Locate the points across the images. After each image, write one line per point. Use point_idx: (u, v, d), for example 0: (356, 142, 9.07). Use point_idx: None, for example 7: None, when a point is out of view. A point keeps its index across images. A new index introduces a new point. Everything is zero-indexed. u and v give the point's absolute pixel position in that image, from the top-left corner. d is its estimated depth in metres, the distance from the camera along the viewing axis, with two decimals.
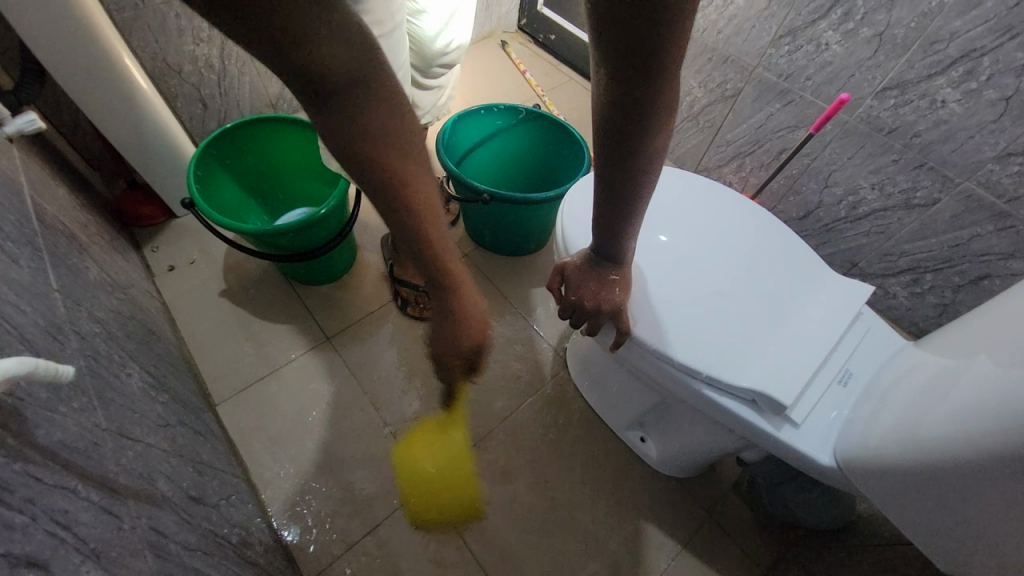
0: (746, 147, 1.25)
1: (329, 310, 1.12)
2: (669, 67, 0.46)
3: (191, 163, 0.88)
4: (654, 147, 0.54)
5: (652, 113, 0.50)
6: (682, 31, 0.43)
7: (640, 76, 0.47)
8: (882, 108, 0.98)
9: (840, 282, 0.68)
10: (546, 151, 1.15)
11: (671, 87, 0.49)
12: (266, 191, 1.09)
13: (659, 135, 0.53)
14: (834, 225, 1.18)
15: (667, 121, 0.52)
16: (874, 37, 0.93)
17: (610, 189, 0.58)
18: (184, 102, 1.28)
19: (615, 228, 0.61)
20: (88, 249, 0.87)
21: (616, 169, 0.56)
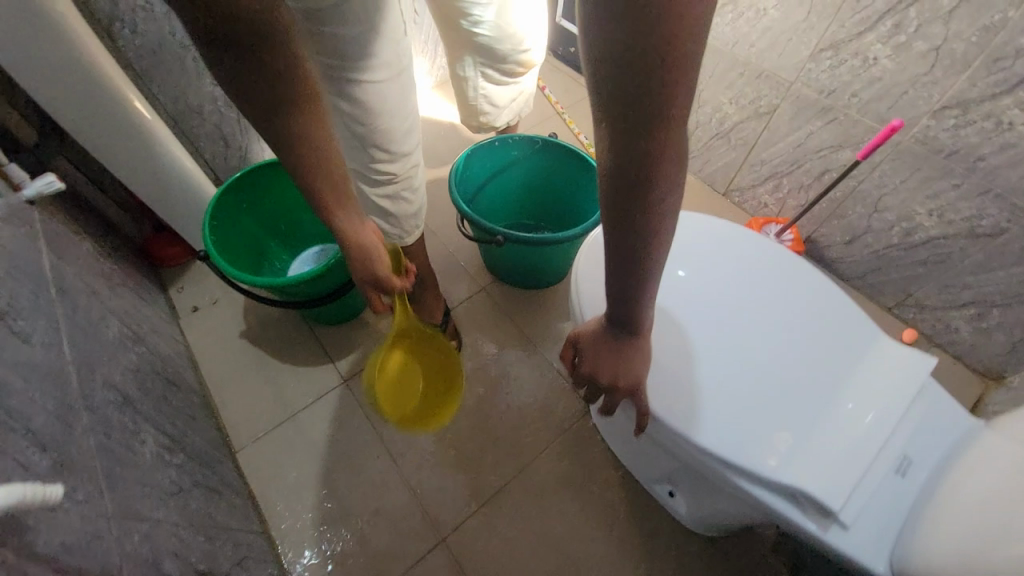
0: (784, 167, 1.16)
1: (346, 351, 1.11)
2: (680, 105, 0.39)
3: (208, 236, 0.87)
4: (666, 203, 0.45)
5: (661, 164, 0.42)
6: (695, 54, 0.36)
7: (646, 118, 0.39)
8: (941, 128, 0.87)
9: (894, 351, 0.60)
10: (566, 181, 1.09)
11: (682, 135, 0.41)
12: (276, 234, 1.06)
13: (672, 189, 0.44)
14: (885, 251, 1.07)
15: (680, 174, 0.44)
16: (930, 51, 0.83)
17: (618, 253, 0.50)
18: (206, 141, 1.29)
19: (626, 291, 0.53)
20: (112, 304, 0.89)
21: (622, 229, 0.48)
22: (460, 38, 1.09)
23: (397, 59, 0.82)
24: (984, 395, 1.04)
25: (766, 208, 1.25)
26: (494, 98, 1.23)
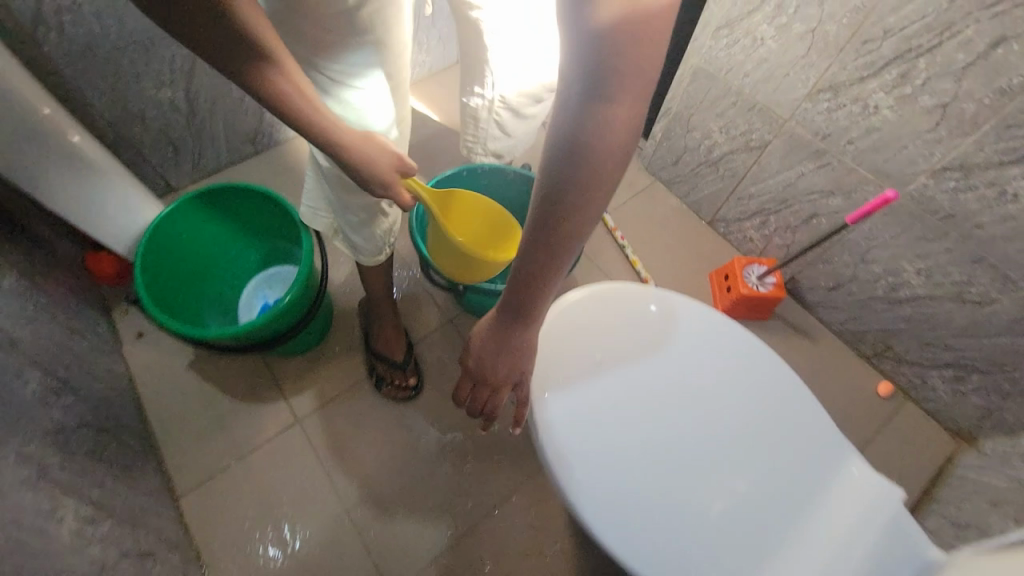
0: (772, 205, 1.09)
1: (300, 386, 1.05)
2: (633, 83, 0.38)
3: (145, 305, 0.79)
4: (598, 191, 0.43)
5: (603, 147, 0.41)
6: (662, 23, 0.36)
7: (603, 82, 0.38)
8: (939, 189, 0.81)
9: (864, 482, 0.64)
10: (535, 217, 1.03)
11: (628, 118, 0.40)
12: (211, 272, 0.98)
13: (607, 175, 0.42)
14: (868, 302, 1.02)
15: (617, 169, 0.42)
16: (936, 108, 0.76)
17: (533, 243, 0.46)
18: (153, 147, 1.18)
19: (530, 280, 0.48)
20: (44, 346, 0.82)
21: (542, 212, 0.44)
22: (472, 53, 0.94)
23: (399, 70, 0.73)
24: (954, 455, 1.03)
25: (751, 243, 1.19)
26: (507, 126, 1.05)
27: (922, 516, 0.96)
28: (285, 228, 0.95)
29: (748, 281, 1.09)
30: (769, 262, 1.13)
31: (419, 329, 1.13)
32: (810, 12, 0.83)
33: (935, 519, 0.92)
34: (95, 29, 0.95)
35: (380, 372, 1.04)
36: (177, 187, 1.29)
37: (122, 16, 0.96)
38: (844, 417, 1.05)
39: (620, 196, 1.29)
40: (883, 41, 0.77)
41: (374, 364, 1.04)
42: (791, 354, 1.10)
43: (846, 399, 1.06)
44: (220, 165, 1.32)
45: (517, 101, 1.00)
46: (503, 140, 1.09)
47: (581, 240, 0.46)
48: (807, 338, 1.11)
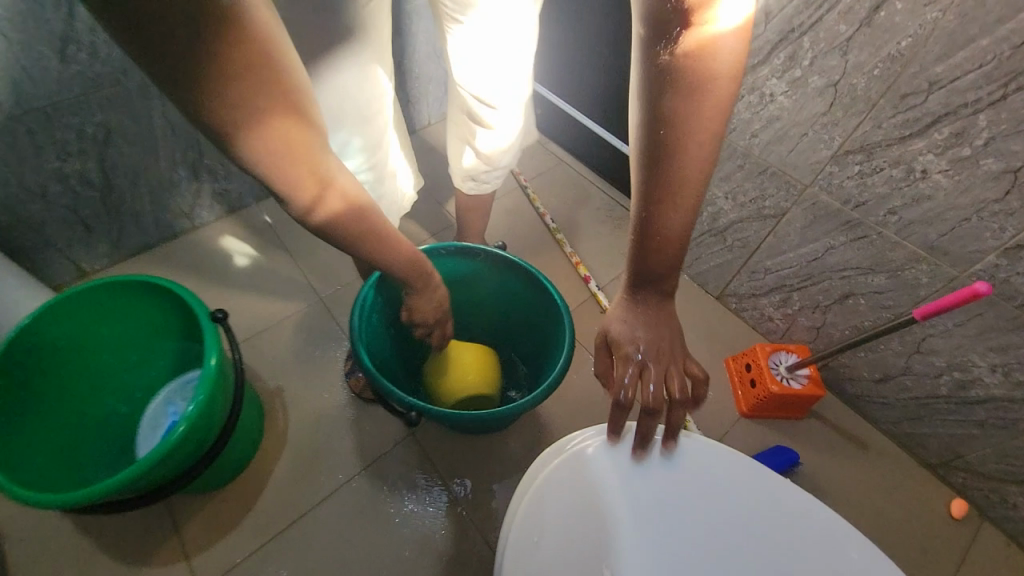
0: (794, 281, 0.91)
1: (212, 538, 0.81)
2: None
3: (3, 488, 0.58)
4: (701, 121, 0.42)
5: (709, 70, 0.40)
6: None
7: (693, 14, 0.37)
8: (1017, 271, 0.65)
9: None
10: (516, 305, 0.85)
11: (731, 34, 0.38)
12: (87, 397, 0.77)
13: (714, 103, 0.41)
14: (928, 401, 0.82)
15: (724, 94, 0.41)
16: (1005, 173, 0.61)
17: (648, 205, 0.45)
18: (61, 228, 1.00)
19: (655, 236, 0.46)
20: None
21: (662, 159, 0.43)
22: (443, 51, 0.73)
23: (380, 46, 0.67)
24: None
25: (770, 322, 1.00)
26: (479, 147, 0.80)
27: None
28: (181, 323, 0.77)
29: (775, 373, 0.89)
30: (797, 349, 0.93)
31: (372, 446, 0.91)
32: (830, 63, 0.69)
33: None
34: None
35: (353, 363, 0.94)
36: (92, 271, 1.09)
37: (18, 81, 0.81)
38: (914, 550, 0.82)
39: (612, 270, 1.11)
40: (928, 95, 0.63)
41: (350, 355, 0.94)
42: (834, 464, 0.89)
43: (912, 525, 0.84)
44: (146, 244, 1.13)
45: (488, 106, 0.75)
46: (476, 163, 0.83)
47: (695, 191, 0.45)
48: (852, 442, 0.91)
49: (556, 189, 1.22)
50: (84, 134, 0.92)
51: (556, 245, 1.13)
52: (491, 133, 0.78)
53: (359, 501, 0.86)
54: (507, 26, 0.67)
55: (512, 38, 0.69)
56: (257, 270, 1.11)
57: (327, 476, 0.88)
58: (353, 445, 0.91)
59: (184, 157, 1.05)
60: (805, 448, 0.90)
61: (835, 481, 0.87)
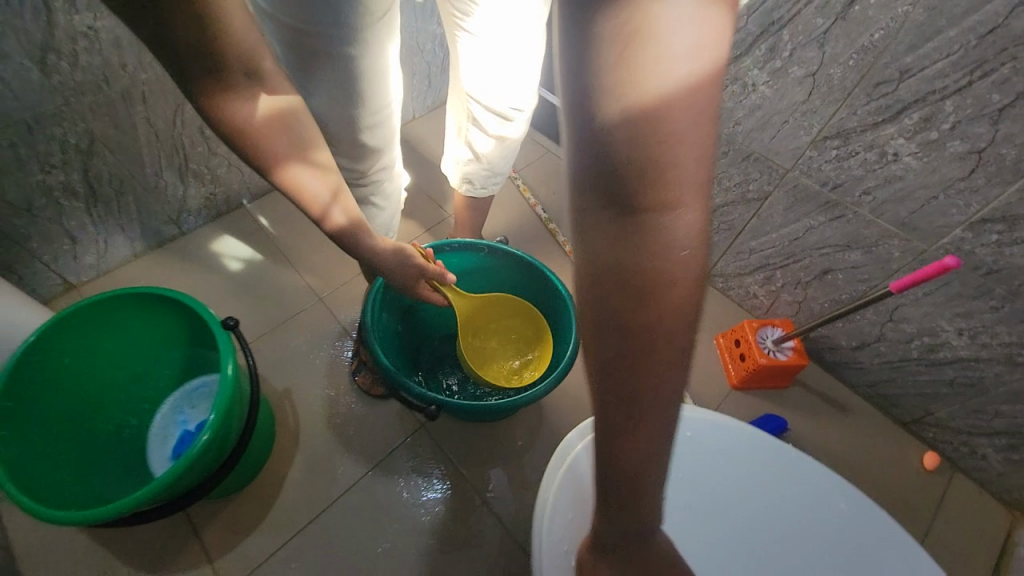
0: (777, 259, 0.97)
1: (233, 539, 0.83)
2: (681, 175, 0.30)
3: (29, 508, 0.58)
4: (669, 319, 0.32)
5: (666, 256, 0.31)
6: (698, 95, 0.29)
7: (638, 198, 0.30)
8: (979, 243, 0.71)
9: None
10: (519, 295, 0.89)
11: (688, 216, 0.31)
12: (99, 407, 0.76)
13: (680, 291, 0.32)
14: (901, 365, 0.89)
15: (681, 260, 0.32)
16: (969, 154, 0.66)
17: (617, 413, 0.35)
18: (43, 241, 0.97)
19: (630, 445, 0.35)
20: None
21: (623, 358, 0.33)
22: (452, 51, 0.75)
23: (382, 64, 0.66)
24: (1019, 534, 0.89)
25: (755, 299, 1.06)
26: (477, 149, 0.83)
27: None
28: (191, 330, 0.77)
29: (763, 347, 0.96)
30: (782, 324, 1.00)
31: (383, 441, 0.94)
32: (808, 55, 0.73)
33: None
34: None
35: (361, 360, 0.97)
36: (78, 283, 1.07)
37: None
38: (891, 502, 0.90)
39: None
40: (898, 83, 0.67)
41: (358, 351, 0.97)
42: (817, 427, 0.96)
43: (887, 476, 0.92)
44: (135, 253, 1.11)
45: (487, 114, 0.77)
46: (478, 168, 0.87)
47: (668, 399, 0.34)
48: (833, 406, 0.98)
49: (546, 179, 1.25)
50: (66, 144, 0.89)
51: (550, 235, 1.16)
52: (493, 142, 0.81)
53: (375, 494, 0.89)
54: (509, 40, 0.68)
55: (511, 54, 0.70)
56: (254, 273, 1.11)
57: (341, 473, 0.90)
58: (365, 441, 0.93)
59: (170, 163, 1.03)
60: (791, 416, 0.97)
61: (821, 445, 0.94)
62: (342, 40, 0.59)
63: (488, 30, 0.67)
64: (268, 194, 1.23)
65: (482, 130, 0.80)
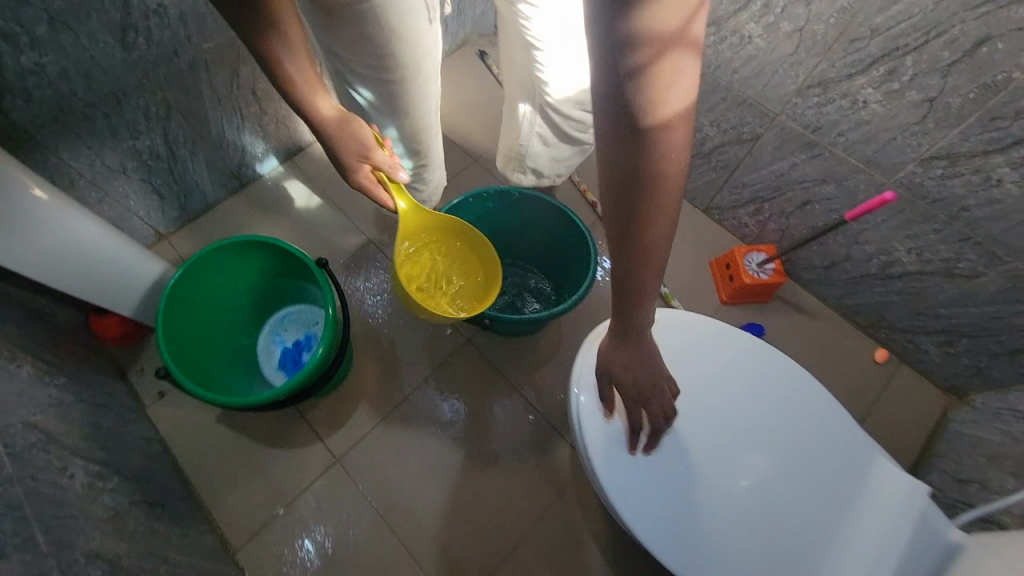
0: (766, 193, 1.12)
1: (332, 426, 1.08)
2: (674, 107, 0.42)
3: (200, 396, 0.80)
4: (663, 186, 0.46)
5: (665, 163, 0.45)
6: (687, 47, 0.39)
7: (644, 127, 0.43)
8: (927, 176, 0.86)
9: (891, 474, 0.67)
10: (544, 233, 1.06)
11: (680, 133, 0.44)
12: (225, 327, 0.97)
13: (672, 185, 0.47)
14: (862, 279, 1.08)
15: (672, 177, 0.46)
16: (923, 102, 0.79)
17: (629, 258, 0.52)
18: (137, 198, 1.14)
19: (639, 277, 0.53)
20: (81, 431, 0.82)
21: (632, 229, 0.49)
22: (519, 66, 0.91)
23: (414, 57, 0.78)
24: (948, 410, 1.11)
25: (746, 228, 1.22)
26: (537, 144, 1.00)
27: (924, 471, 1.04)
28: (285, 265, 0.96)
29: (749, 269, 1.14)
30: (766, 249, 1.18)
31: (437, 353, 1.16)
32: (796, 12, 0.84)
33: (936, 473, 1.01)
34: (65, 91, 0.91)
35: None
36: (166, 234, 1.26)
37: (92, 71, 0.91)
38: (844, 387, 1.13)
39: None
40: (869, 40, 0.79)
41: None
42: (790, 331, 1.17)
43: (844, 368, 1.15)
44: (208, 205, 1.29)
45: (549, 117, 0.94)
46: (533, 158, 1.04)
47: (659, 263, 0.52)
48: (804, 315, 1.19)
49: None
50: (149, 112, 1.03)
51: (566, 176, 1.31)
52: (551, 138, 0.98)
53: (435, 392, 1.13)
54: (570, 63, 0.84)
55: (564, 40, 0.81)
56: (312, 220, 1.30)
57: (407, 377, 1.14)
58: (422, 353, 1.16)
59: (230, 124, 1.17)
60: (769, 324, 1.18)
61: (791, 345, 1.16)
62: (376, 39, 0.72)
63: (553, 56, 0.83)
64: (311, 147, 1.38)
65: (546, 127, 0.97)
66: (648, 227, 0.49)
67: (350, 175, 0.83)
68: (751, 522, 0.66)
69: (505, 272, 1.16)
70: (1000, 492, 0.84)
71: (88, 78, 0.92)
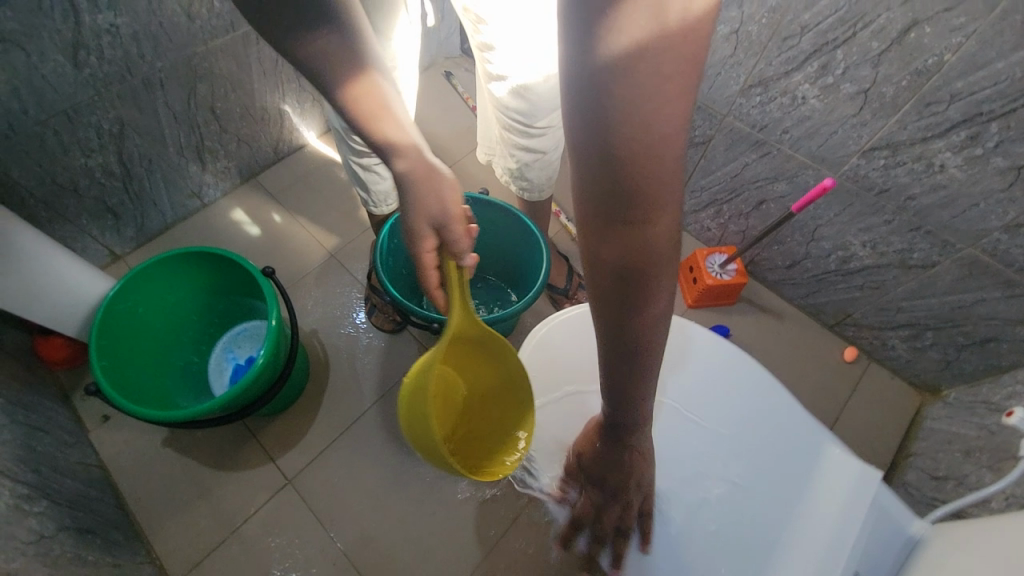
0: (723, 195, 1.12)
1: (289, 446, 1.04)
2: (662, 198, 0.36)
3: (126, 409, 0.77)
4: (657, 206, 0.36)
5: (653, 255, 0.38)
6: (676, 125, 0.33)
7: (629, 212, 0.36)
8: (871, 167, 0.86)
9: (840, 465, 0.63)
10: (503, 240, 1.05)
11: (668, 231, 0.38)
12: (175, 339, 0.95)
13: (660, 284, 0.40)
14: (824, 277, 1.07)
15: (665, 202, 0.36)
16: (858, 94, 0.81)
17: (616, 352, 0.45)
18: (90, 218, 1.13)
19: (625, 376, 0.47)
20: (12, 452, 0.77)
21: (617, 322, 0.42)
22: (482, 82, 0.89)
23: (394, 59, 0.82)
24: (921, 407, 1.08)
25: (709, 232, 1.22)
26: (509, 153, 0.95)
27: (902, 471, 1.00)
28: (238, 278, 0.93)
29: (711, 270, 1.14)
30: (727, 250, 1.17)
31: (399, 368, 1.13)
32: (731, 14, 0.86)
33: (912, 472, 0.97)
34: (16, 109, 0.91)
35: (373, 303, 1.16)
36: (122, 254, 1.24)
37: (43, 89, 0.91)
38: (813, 387, 1.11)
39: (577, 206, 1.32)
40: (801, 36, 0.81)
41: (370, 297, 1.16)
42: (756, 333, 1.16)
43: (813, 369, 1.13)
44: (166, 225, 1.28)
45: (511, 128, 0.89)
46: (509, 169, 0.99)
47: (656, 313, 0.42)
48: (770, 316, 1.18)
49: None
50: (102, 130, 1.03)
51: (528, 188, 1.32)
52: (518, 149, 0.92)
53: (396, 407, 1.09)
54: (523, 68, 0.79)
55: (504, 28, 0.74)
56: (274, 237, 1.29)
57: (367, 393, 1.10)
58: (383, 368, 1.13)
59: (188, 141, 1.17)
60: (735, 327, 1.17)
61: (755, 346, 1.14)
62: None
63: (505, 63, 0.79)
64: (275, 167, 1.38)
65: (513, 138, 0.91)
66: (640, 262, 0.38)
67: (415, 243, 0.61)
68: (707, 534, 0.61)
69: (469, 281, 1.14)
70: (977, 488, 0.80)
71: (40, 97, 0.92)
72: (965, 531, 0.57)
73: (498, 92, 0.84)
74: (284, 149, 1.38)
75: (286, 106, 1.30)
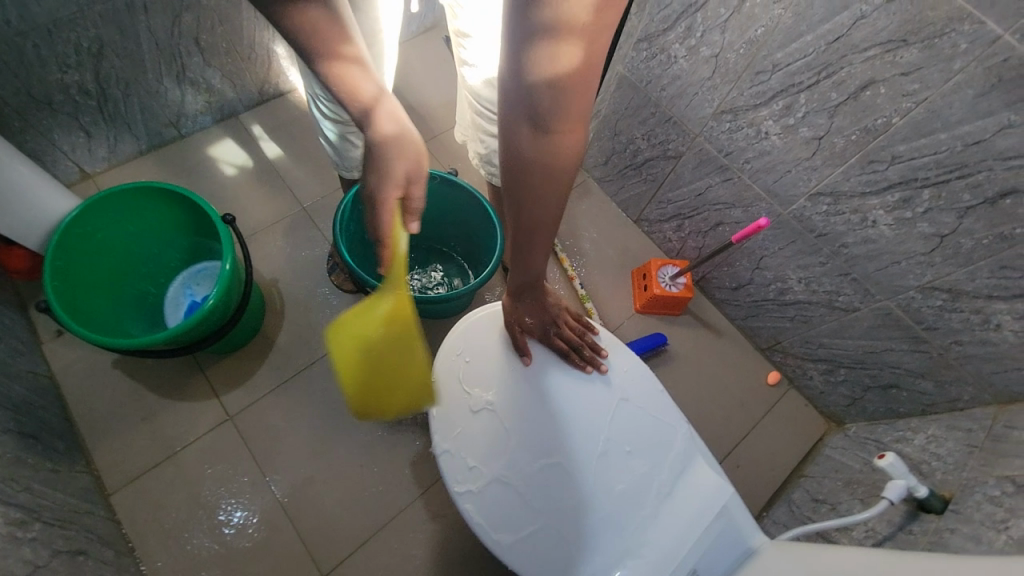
0: (685, 210, 1.16)
1: (234, 385, 1.09)
2: (572, 117, 0.53)
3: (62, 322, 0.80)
4: (565, 123, 0.53)
5: (559, 155, 0.56)
6: (587, 69, 0.49)
7: (545, 120, 0.53)
8: (815, 211, 0.91)
9: (703, 474, 0.71)
10: (465, 221, 1.08)
11: (572, 141, 0.55)
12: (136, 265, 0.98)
13: (559, 177, 0.58)
14: (762, 303, 1.14)
15: (570, 121, 0.53)
16: (813, 139, 0.84)
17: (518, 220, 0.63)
18: (62, 133, 1.13)
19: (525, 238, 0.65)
20: None
21: (527, 200, 0.60)
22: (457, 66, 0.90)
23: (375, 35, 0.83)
24: (825, 435, 1.17)
25: (670, 243, 1.27)
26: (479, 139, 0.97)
27: (793, 489, 1.09)
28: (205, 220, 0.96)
29: (661, 281, 1.19)
30: (681, 264, 1.22)
31: None
32: (713, 38, 0.87)
33: (800, 491, 1.06)
34: None
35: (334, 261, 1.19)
36: (93, 173, 1.24)
37: None
38: (733, 402, 1.19)
39: None
40: (771, 74, 0.83)
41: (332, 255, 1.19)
42: (692, 346, 1.23)
43: (738, 386, 1.20)
44: (141, 151, 1.28)
45: (483, 115, 0.91)
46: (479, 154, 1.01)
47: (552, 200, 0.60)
48: (709, 332, 1.24)
49: None
50: (80, 46, 1.01)
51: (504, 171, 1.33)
52: (488, 136, 0.94)
53: None
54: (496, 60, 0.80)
55: (479, 18, 0.75)
56: (247, 179, 1.29)
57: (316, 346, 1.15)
58: None
59: (168, 69, 1.16)
60: (675, 337, 1.23)
61: (688, 358, 1.21)
62: None
63: (479, 51, 0.80)
64: (258, 108, 1.37)
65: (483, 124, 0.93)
66: (550, 155, 0.56)
67: (383, 183, 0.59)
68: (573, 511, 0.69)
69: (429, 256, 1.18)
70: (845, 514, 0.89)
71: (16, 5, 0.90)
72: (799, 551, 0.65)
73: (471, 79, 0.86)
74: (269, 91, 1.37)
75: (275, 48, 1.28)
